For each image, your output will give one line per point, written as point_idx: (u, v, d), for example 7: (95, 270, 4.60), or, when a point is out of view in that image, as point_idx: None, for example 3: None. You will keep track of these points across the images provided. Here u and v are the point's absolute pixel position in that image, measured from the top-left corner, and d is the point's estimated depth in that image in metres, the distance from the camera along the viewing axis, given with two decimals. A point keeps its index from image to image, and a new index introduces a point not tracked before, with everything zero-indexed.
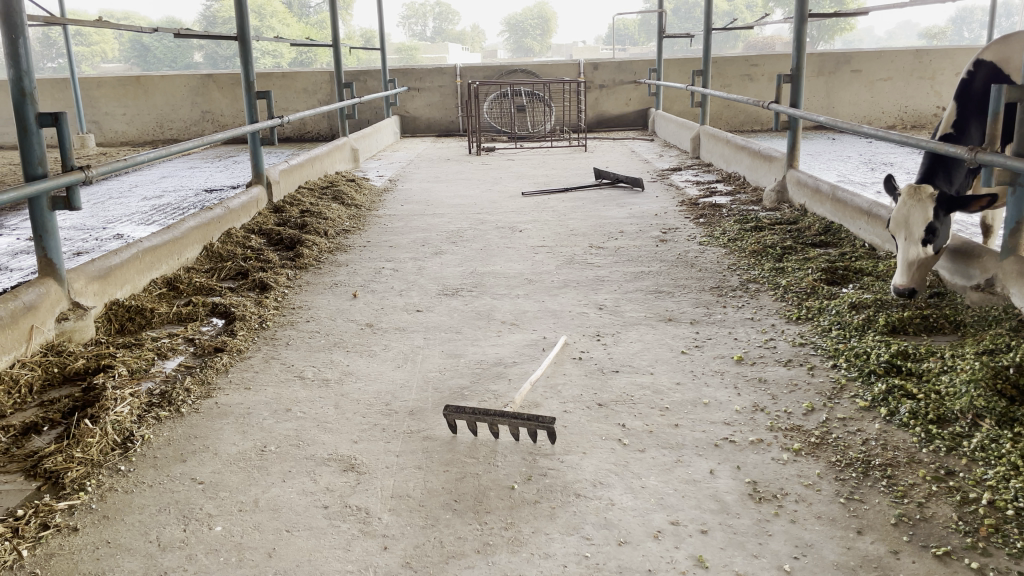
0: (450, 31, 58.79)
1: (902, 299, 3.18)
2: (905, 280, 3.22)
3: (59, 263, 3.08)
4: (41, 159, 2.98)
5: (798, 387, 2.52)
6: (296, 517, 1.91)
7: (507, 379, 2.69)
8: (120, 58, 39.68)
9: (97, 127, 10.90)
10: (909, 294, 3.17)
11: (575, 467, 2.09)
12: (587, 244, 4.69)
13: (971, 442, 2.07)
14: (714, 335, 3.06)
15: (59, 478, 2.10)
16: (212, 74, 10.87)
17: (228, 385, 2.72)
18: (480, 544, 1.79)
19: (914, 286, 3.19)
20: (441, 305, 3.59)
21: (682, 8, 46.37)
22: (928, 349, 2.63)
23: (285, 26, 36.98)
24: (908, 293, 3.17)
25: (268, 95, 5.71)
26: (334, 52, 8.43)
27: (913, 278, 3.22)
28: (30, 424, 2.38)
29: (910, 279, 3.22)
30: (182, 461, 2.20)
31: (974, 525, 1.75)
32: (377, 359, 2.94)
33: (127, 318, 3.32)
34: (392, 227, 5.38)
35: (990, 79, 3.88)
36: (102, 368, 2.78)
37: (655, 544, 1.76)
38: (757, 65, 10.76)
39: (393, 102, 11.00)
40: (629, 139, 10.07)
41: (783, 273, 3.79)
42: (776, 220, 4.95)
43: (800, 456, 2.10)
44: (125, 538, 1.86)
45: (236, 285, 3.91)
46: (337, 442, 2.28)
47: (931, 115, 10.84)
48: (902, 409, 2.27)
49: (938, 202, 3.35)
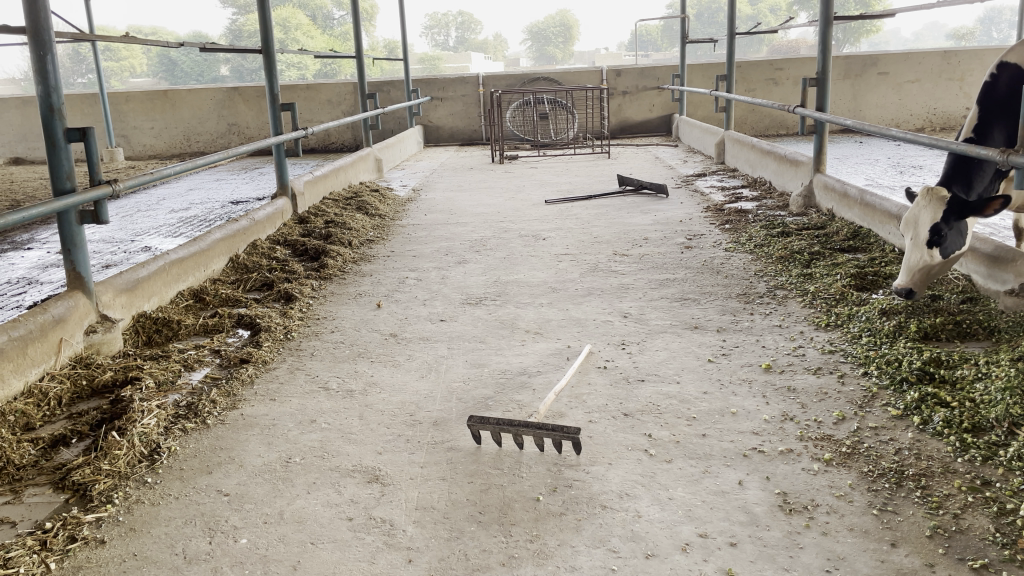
0: (472, 41, 59.18)
1: (901, 298, 3.20)
2: (905, 281, 3.24)
3: (87, 276, 3.12)
4: (70, 173, 3.02)
5: (828, 396, 2.47)
6: (320, 530, 1.91)
7: (531, 390, 2.67)
8: (148, 73, 40.33)
9: (126, 141, 11.11)
10: (907, 295, 3.19)
11: (601, 478, 2.06)
12: (611, 252, 4.66)
13: (1008, 450, 2.01)
14: (741, 343, 3.02)
15: (87, 490, 2.12)
16: (237, 87, 11.01)
17: (253, 397, 2.73)
18: (505, 556, 1.77)
19: (912, 288, 3.21)
20: (465, 314, 3.59)
21: (704, 13, 46.31)
22: (961, 356, 2.57)
23: (309, 38, 37.46)
24: (905, 294, 3.19)
25: (293, 107, 5.74)
26: (357, 63, 8.47)
27: (913, 280, 3.23)
28: (58, 437, 2.40)
29: (910, 281, 3.23)
30: (208, 474, 2.21)
31: (1013, 538, 1.69)
32: (402, 369, 2.94)
33: (155, 330, 3.35)
34: (416, 236, 5.39)
35: (1015, 80, 3.79)
36: (129, 381, 2.81)
37: (683, 557, 1.73)
38: (781, 69, 10.67)
39: (416, 111, 11.04)
40: (653, 145, 10.01)
41: (812, 279, 3.74)
42: (803, 225, 4.89)
43: (831, 466, 2.06)
44: (151, 551, 1.86)
45: (261, 296, 3.94)
46: (361, 453, 2.27)
47: (960, 116, 10.67)
48: (936, 418, 2.22)
49: (949, 206, 3.31)
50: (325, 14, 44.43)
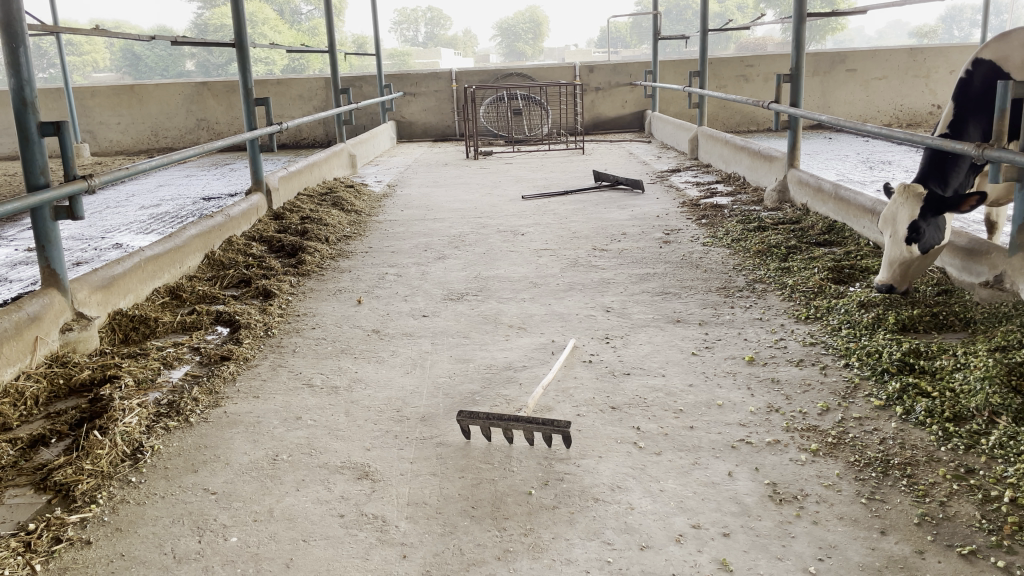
0: (442, 37, 58.93)
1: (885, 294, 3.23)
2: (886, 277, 3.30)
3: (62, 273, 3.05)
4: (44, 168, 2.95)
5: (812, 387, 2.51)
6: (312, 527, 1.89)
7: (518, 383, 2.68)
8: (112, 69, 39.69)
9: (91, 136, 10.89)
10: (887, 289, 3.25)
11: (592, 471, 2.07)
12: (590, 247, 4.68)
13: (990, 439, 2.05)
14: (723, 335, 3.05)
15: (69, 491, 2.08)
16: (206, 82, 10.85)
17: (236, 394, 2.70)
18: (500, 550, 1.77)
19: (893, 283, 3.27)
20: (447, 309, 3.58)
21: (672, 11, 46.75)
22: (939, 347, 2.62)
23: (276, 33, 37.05)
24: (886, 289, 3.25)
25: (267, 102, 5.65)
26: (331, 57, 8.38)
27: (894, 276, 3.28)
28: (37, 436, 2.35)
29: (891, 277, 3.29)
30: (194, 472, 2.18)
31: (998, 523, 1.73)
32: (386, 365, 2.92)
33: (132, 327, 3.30)
34: (393, 232, 5.36)
35: (989, 77, 3.85)
36: (107, 379, 2.76)
37: (677, 548, 1.74)
38: (752, 66, 10.78)
39: (389, 107, 10.97)
40: (626, 141, 10.06)
41: (790, 273, 3.79)
42: (778, 220, 4.94)
43: (818, 456, 2.09)
44: (139, 551, 1.84)
45: (239, 292, 3.88)
46: (350, 450, 2.26)
47: (926, 113, 10.87)
48: (917, 407, 2.26)
49: (926, 202, 3.40)
50: (292, 9, 43.89)
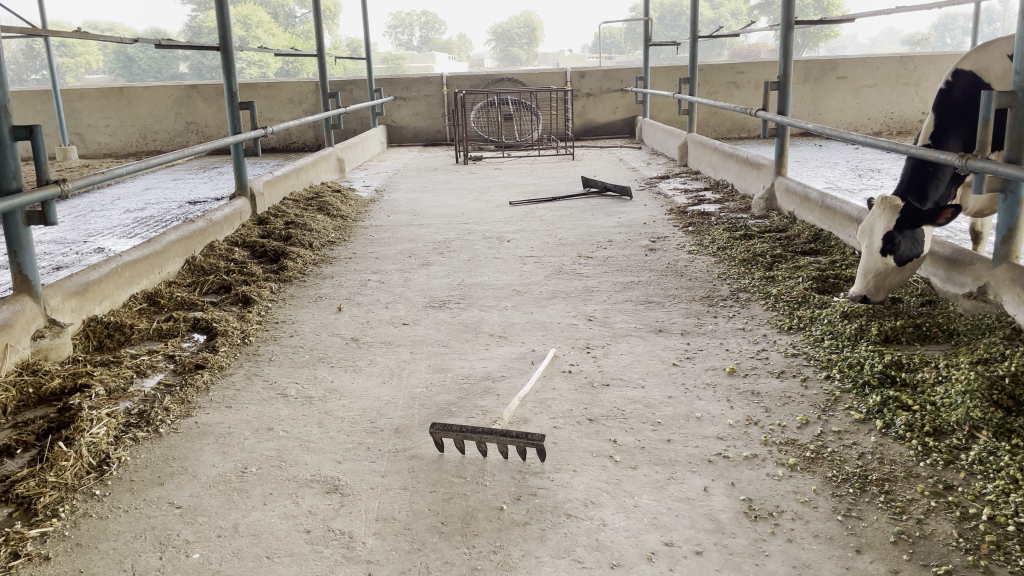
0: (437, 42, 59.31)
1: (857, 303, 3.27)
2: (861, 289, 3.30)
3: (35, 279, 3.00)
4: (16, 173, 2.91)
5: (791, 399, 2.47)
6: (277, 543, 1.85)
7: (495, 395, 2.63)
8: (104, 69, 39.70)
9: (79, 139, 10.81)
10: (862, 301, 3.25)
11: (565, 486, 2.03)
12: (576, 254, 4.64)
13: (969, 455, 2.03)
14: (705, 346, 3.02)
15: (31, 503, 2.03)
16: (196, 85, 10.79)
17: (209, 404, 2.65)
18: (467, 568, 1.73)
19: (868, 294, 3.27)
20: (428, 317, 3.54)
21: (667, 17, 46.90)
22: (922, 359, 2.59)
23: (269, 36, 36.94)
24: (862, 300, 3.26)
25: (252, 106, 5.57)
26: (321, 59, 8.32)
27: (867, 287, 3.30)
28: (2, 447, 2.30)
29: (866, 288, 3.30)
30: (160, 485, 2.13)
31: (975, 542, 1.70)
32: (363, 374, 2.88)
33: (106, 334, 3.24)
34: (378, 238, 5.32)
35: (970, 86, 3.84)
36: (78, 388, 2.70)
37: (649, 566, 1.71)
38: (743, 73, 10.80)
39: (379, 111, 10.91)
40: (616, 147, 10.03)
41: (774, 282, 3.76)
42: (764, 228, 4.92)
43: (795, 472, 2.05)
44: (98, 566, 1.79)
45: (218, 299, 3.84)
46: (320, 462, 2.21)
47: (916, 121, 10.89)
48: (897, 421, 2.23)
49: (903, 214, 3.42)
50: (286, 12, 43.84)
